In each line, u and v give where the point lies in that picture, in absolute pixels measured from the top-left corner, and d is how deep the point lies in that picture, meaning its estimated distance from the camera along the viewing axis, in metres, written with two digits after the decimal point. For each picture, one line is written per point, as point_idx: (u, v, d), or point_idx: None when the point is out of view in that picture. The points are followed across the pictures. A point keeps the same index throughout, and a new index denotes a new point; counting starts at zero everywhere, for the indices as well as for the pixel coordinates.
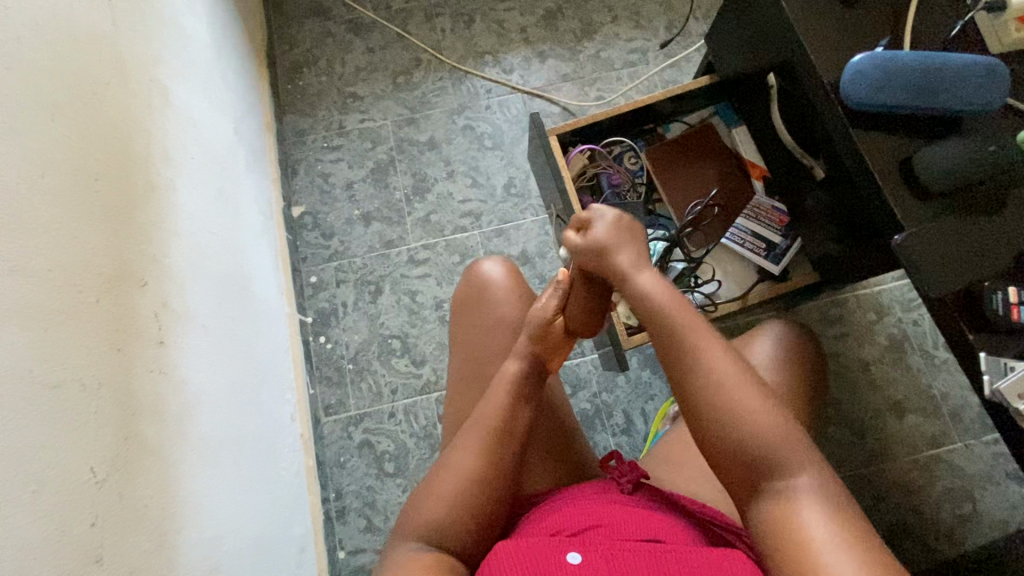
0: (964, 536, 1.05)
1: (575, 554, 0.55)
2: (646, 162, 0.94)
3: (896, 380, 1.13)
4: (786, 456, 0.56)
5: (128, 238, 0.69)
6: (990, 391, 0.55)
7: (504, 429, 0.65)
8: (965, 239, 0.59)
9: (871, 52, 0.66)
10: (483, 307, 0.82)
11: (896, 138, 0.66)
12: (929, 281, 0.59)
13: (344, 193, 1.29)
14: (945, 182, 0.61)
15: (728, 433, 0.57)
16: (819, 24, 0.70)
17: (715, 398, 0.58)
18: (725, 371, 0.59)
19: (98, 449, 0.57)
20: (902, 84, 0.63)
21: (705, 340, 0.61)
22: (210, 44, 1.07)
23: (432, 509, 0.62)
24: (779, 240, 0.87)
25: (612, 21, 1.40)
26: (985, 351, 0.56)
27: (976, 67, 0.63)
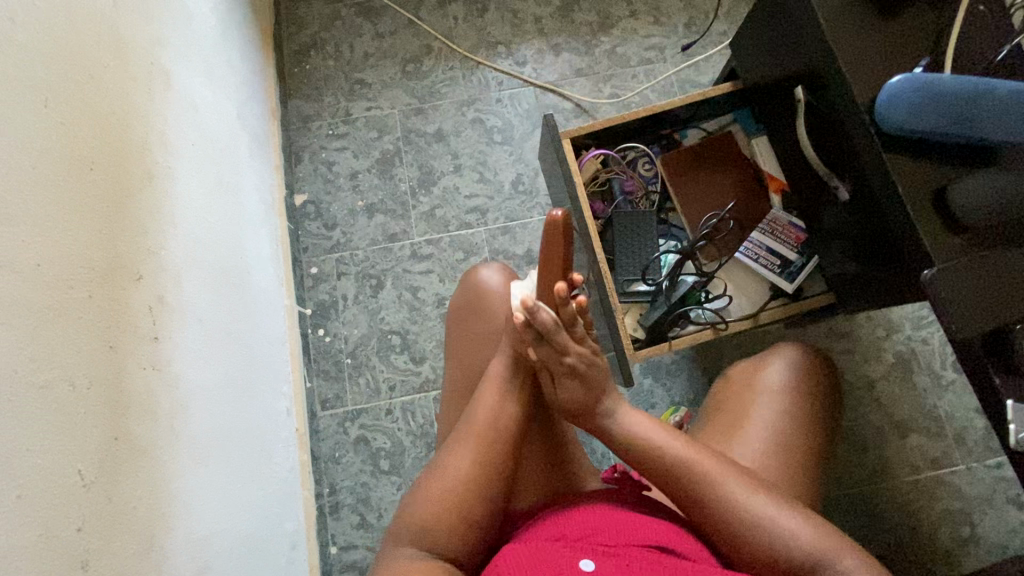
0: (961, 559, 1.05)
1: (588, 561, 0.53)
2: (661, 169, 0.91)
3: (901, 399, 1.11)
4: (820, 553, 0.56)
5: (123, 231, 0.66)
6: (1015, 441, 0.53)
7: (495, 431, 0.65)
8: (998, 276, 0.57)
9: (910, 74, 0.63)
10: (477, 312, 0.80)
11: (929, 164, 0.63)
12: (958, 317, 0.56)
13: (348, 183, 1.26)
14: (974, 217, 0.60)
15: (757, 554, 0.57)
16: (851, 36, 0.67)
17: (738, 529, 0.57)
18: (739, 491, 0.58)
19: (90, 450, 0.55)
20: (940, 110, 0.60)
21: (708, 466, 0.60)
22: (215, 25, 1.03)
23: (424, 511, 0.60)
24: (795, 257, 0.85)
25: (631, 16, 1.36)
26: (1012, 398, 0.54)
27: (1021, 96, 0.59)
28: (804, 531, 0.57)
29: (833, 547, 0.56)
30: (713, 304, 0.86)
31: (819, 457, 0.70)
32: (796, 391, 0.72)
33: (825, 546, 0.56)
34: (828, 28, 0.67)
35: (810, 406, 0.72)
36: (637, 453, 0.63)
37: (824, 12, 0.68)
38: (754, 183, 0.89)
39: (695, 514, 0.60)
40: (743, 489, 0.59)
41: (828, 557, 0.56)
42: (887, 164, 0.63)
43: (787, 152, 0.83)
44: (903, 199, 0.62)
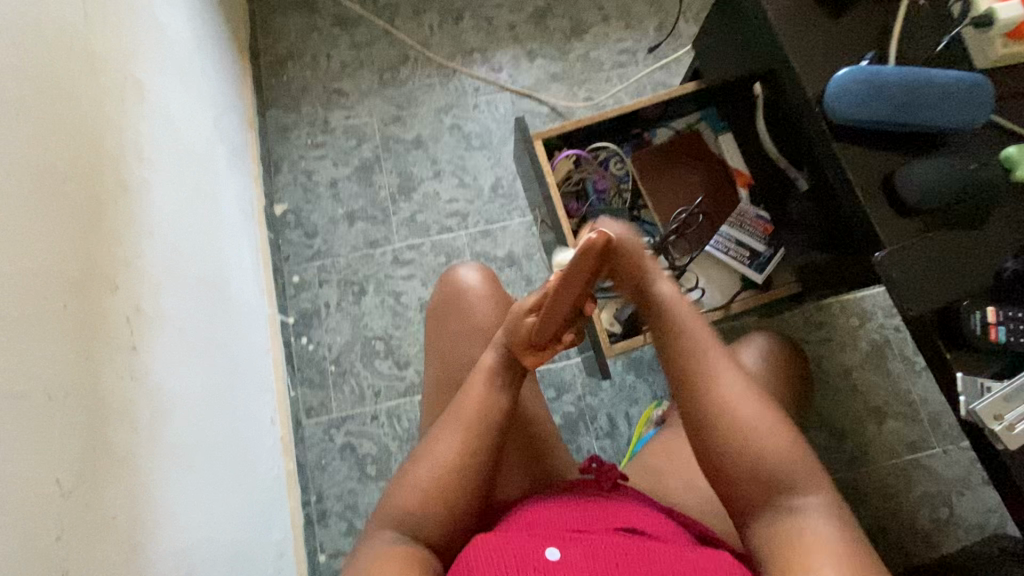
0: (941, 540, 1.07)
1: (554, 550, 0.54)
2: (632, 167, 0.93)
3: (876, 385, 1.14)
4: (795, 474, 0.56)
5: (98, 241, 0.66)
6: (965, 412, 0.55)
7: (483, 420, 0.65)
8: (947, 258, 0.60)
9: (857, 67, 0.66)
10: (462, 307, 0.81)
11: (881, 153, 0.65)
12: (911, 298, 0.59)
13: (327, 191, 1.27)
14: (928, 199, 0.61)
15: (736, 451, 0.57)
16: (805, 33, 0.69)
17: (722, 418, 0.58)
18: (735, 388, 0.59)
19: (68, 458, 0.55)
20: (886, 101, 0.63)
21: (715, 360, 0.61)
22: (189, 37, 1.04)
23: (407, 500, 0.61)
24: (763, 249, 0.87)
25: (603, 21, 1.39)
26: (961, 371, 0.57)
27: (960, 84, 0.63)
28: (786, 450, 0.57)
29: (807, 476, 0.56)
30: (686, 297, 0.89)
31: None
32: (767, 377, 0.74)
33: (800, 475, 0.57)
34: (783, 26, 0.69)
35: (780, 391, 0.74)
36: (664, 324, 0.64)
37: (774, 11, 0.70)
38: (721, 176, 0.92)
39: (687, 396, 0.61)
40: (745, 391, 0.59)
41: (797, 482, 0.56)
42: (839, 155, 0.65)
43: (752, 148, 0.86)
44: (855, 186, 0.64)
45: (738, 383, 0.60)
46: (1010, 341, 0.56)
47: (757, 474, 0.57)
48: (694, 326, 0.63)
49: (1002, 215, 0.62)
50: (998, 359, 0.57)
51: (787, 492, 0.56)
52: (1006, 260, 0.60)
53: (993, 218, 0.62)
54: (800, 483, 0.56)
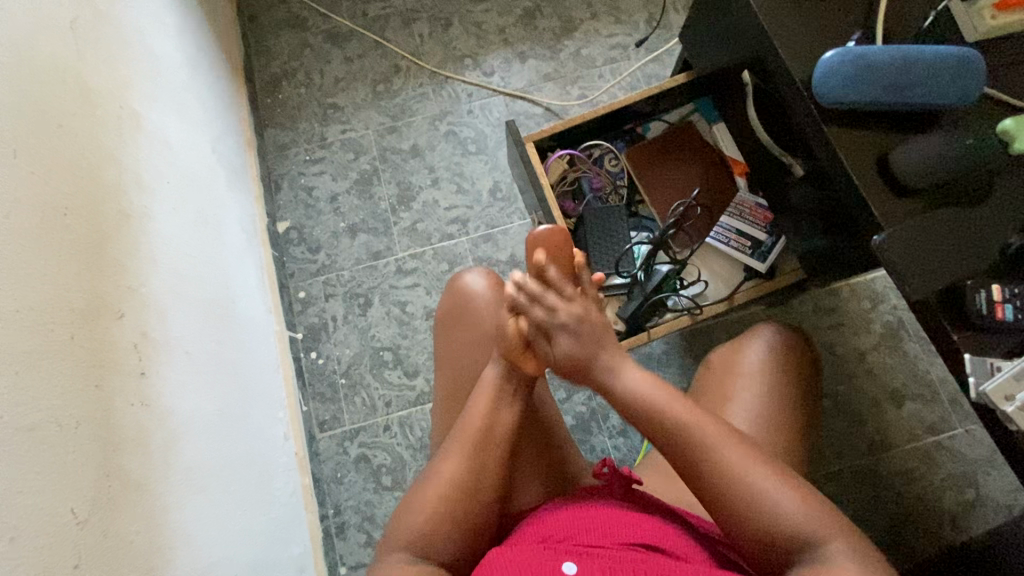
0: (970, 522, 1.05)
1: (571, 563, 0.55)
2: (626, 164, 0.93)
3: (893, 368, 1.12)
4: (812, 528, 0.55)
5: (102, 272, 0.68)
6: (975, 394, 0.54)
7: (487, 439, 0.65)
8: (950, 236, 0.59)
9: (843, 48, 0.65)
10: (465, 318, 0.81)
11: (874, 133, 0.64)
12: (912, 280, 0.58)
13: (328, 206, 1.28)
14: (924, 178, 0.60)
15: (752, 525, 0.55)
16: (790, 18, 0.68)
17: (739, 492, 0.56)
18: (736, 458, 0.57)
19: (81, 488, 0.56)
20: (875, 80, 0.62)
21: (713, 432, 0.59)
22: (183, 64, 1.05)
23: (413, 521, 0.61)
24: (764, 237, 0.87)
25: (592, 17, 1.38)
26: (969, 352, 0.55)
27: (949, 61, 0.62)
28: (800, 505, 0.55)
29: (825, 524, 0.55)
30: (689, 291, 0.89)
31: (802, 432, 0.72)
32: (774, 370, 0.73)
33: (821, 524, 0.55)
34: (766, 11, 0.68)
35: (788, 382, 0.73)
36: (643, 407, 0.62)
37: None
38: (716, 167, 0.92)
39: (692, 479, 0.59)
40: (743, 455, 0.57)
41: (820, 536, 0.54)
42: (830, 139, 0.64)
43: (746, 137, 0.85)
44: (850, 169, 0.63)
45: (736, 447, 0.58)
46: (1020, 318, 0.55)
47: (772, 536, 0.55)
48: (678, 405, 0.61)
49: (1007, 186, 0.60)
50: (1008, 338, 0.56)
51: (807, 549, 0.55)
52: (1012, 235, 0.58)
53: (998, 190, 0.60)
54: (819, 531, 0.55)
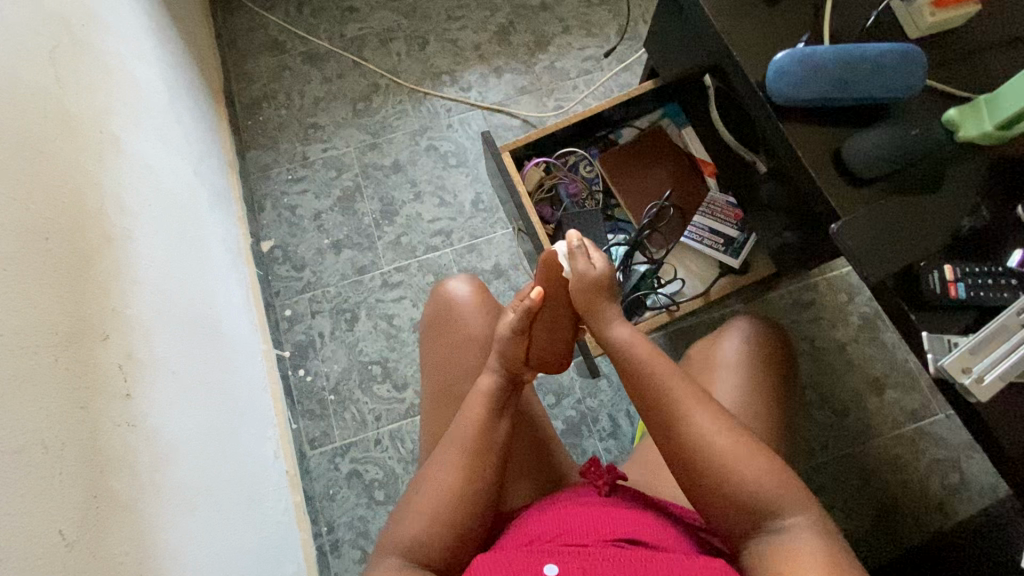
0: (956, 506, 1.06)
1: (552, 565, 0.55)
2: (600, 169, 0.95)
3: (872, 358, 1.15)
4: (777, 499, 0.57)
5: (86, 294, 0.68)
6: (935, 368, 0.56)
7: (482, 446, 0.66)
8: (905, 221, 0.62)
9: (793, 49, 0.68)
10: (451, 322, 0.82)
11: (829, 129, 0.67)
12: (869, 263, 0.60)
13: (312, 223, 1.29)
14: (874, 168, 0.63)
15: (710, 488, 0.59)
16: (744, 24, 0.72)
17: (700, 453, 0.59)
18: (707, 424, 0.60)
19: (69, 510, 0.56)
20: (823, 78, 0.65)
21: (681, 394, 0.63)
22: (162, 90, 1.07)
23: (410, 529, 0.62)
24: (736, 234, 0.90)
25: (564, 31, 1.42)
26: (928, 330, 0.58)
27: (890, 55, 0.65)
28: (767, 475, 0.58)
29: (790, 498, 0.57)
30: (668, 289, 0.91)
31: (783, 421, 0.73)
32: (751, 363, 0.75)
33: (787, 498, 0.57)
34: (722, 17, 0.72)
35: (766, 374, 0.74)
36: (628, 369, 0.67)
37: (712, 6, 0.72)
38: (686, 170, 0.95)
39: (666, 441, 0.62)
40: (713, 423, 0.60)
41: (785, 507, 0.57)
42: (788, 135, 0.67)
43: (713, 138, 0.88)
44: (806, 164, 0.66)
45: (711, 415, 0.61)
46: (973, 296, 0.57)
47: (738, 500, 0.57)
48: (658, 367, 0.65)
49: (958, 172, 0.64)
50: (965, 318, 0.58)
51: (771, 517, 0.57)
52: (964, 219, 0.62)
53: (949, 176, 0.63)
54: (785, 505, 0.57)
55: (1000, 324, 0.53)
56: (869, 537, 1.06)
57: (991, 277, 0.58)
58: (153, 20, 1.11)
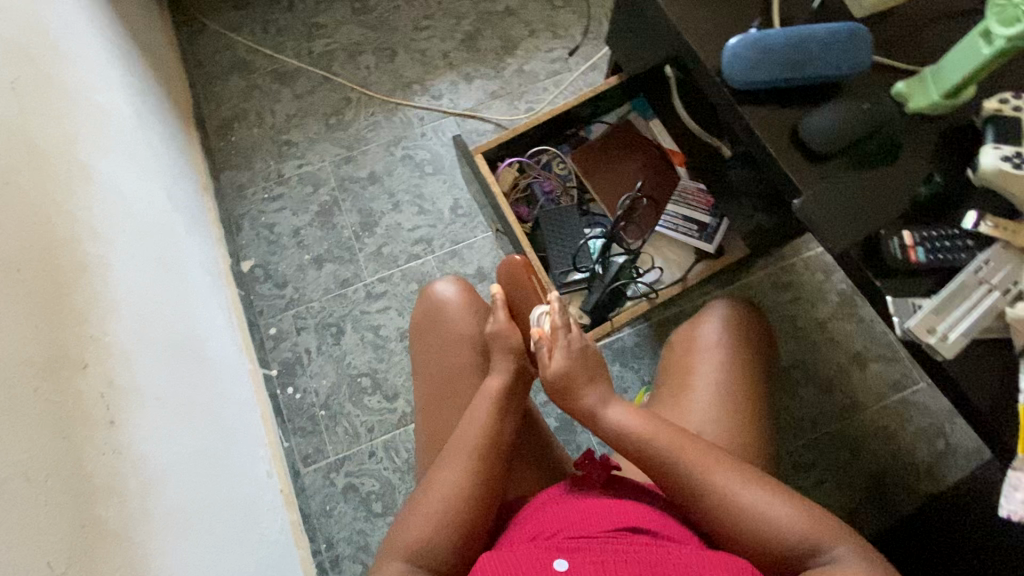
0: (944, 471, 1.09)
1: (563, 560, 0.55)
2: (573, 165, 0.97)
3: (852, 333, 1.17)
4: (814, 536, 0.57)
5: (63, 323, 0.67)
6: (901, 332, 0.59)
7: (493, 443, 0.67)
8: (861, 192, 0.65)
9: (744, 35, 0.70)
10: (442, 322, 0.83)
11: (787, 109, 0.69)
12: (828, 235, 0.64)
13: (292, 240, 1.29)
14: (836, 141, 0.65)
15: (743, 542, 0.59)
16: (697, 13, 0.74)
17: (727, 513, 0.59)
18: (724, 481, 0.60)
19: (57, 541, 0.55)
20: (774, 62, 0.67)
21: (691, 457, 0.62)
22: (130, 116, 1.06)
23: (419, 527, 0.61)
24: (709, 220, 0.91)
25: (531, 35, 1.44)
26: (892, 294, 0.61)
27: (839, 36, 0.67)
28: (796, 519, 0.58)
29: (825, 531, 0.57)
30: (646, 278, 0.93)
31: (766, 394, 0.75)
32: (731, 342, 0.76)
33: (822, 531, 0.57)
34: (676, 10, 0.74)
35: (747, 355, 0.76)
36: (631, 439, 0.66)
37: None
38: (657, 160, 0.96)
39: (689, 507, 0.62)
40: (728, 480, 0.60)
41: (825, 544, 0.57)
42: (750, 120, 0.69)
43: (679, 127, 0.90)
44: (768, 146, 0.68)
45: (722, 469, 0.61)
46: (932, 259, 0.60)
47: (778, 549, 0.57)
48: (661, 433, 0.64)
49: (912, 142, 0.66)
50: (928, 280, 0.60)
51: (813, 555, 0.57)
52: (921, 186, 0.65)
53: (906, 145, 0.66)
54: (822, 539, 0.57)
55: (960, 282, 0.58)
56: (861, 510, 1.08)
57: (948, 241, 0.61)
58: (117, 47, 1.11)
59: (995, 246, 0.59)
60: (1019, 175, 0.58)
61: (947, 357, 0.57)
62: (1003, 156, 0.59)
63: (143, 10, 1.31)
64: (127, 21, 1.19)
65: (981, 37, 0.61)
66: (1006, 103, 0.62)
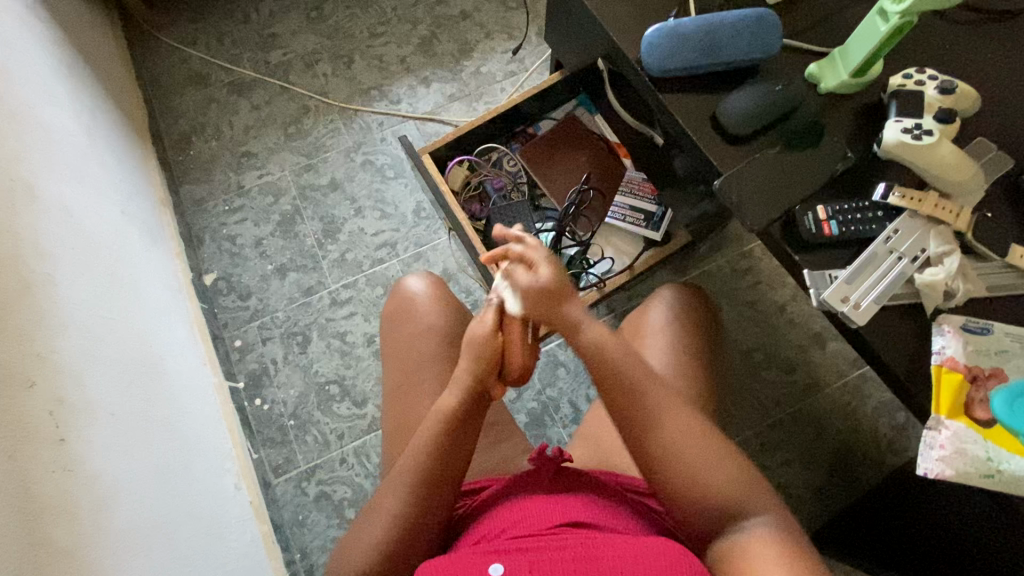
0: (905, 444, 1.12)
1: (497, 564, 0.54)
2: (522, 161, 1.00)
3: (811, 314, 1.19)
4: (743, 499, 0.58)
5: (7, 343, 0.66)
6: (818, 302, 0.62)
7: (435, 474, 0.62)
8: (783, 170, 0.67)
9: (661, 24, 0.72)
10: (408, 317, 0.83)
11: (708, 95, 0.72)
12: (751, 214, 0.65)
13: (254, 251, 1.28)
14: (751, 123, 0.68)
15: (673, 483, 0.59)
16: (622, 6, 0.76)
17: (664, 438, 0.60)
18: (672, 415, 0.61)
19: (6, 561, 0.54)
20: (689, 49, 0.70)
21: (644, 379, 0.63)
22: (80, 133, 1.05)
23: (360, 555, 0.60)
24: (654, 209, 0.95)
25: (486, 37, 1.46)
26: (810, 268, 0.64)
27: (746, 20, 0.70)
28: (733, 480, 0.58)
29: (756, 498, 0.58)
30: (597, 268, 0.96)
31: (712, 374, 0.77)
32: (676, 325, 0.78)
33: (751, 499, 0.58)
34: (602, 4, 0.76)
35: (691, 339, 0.78)
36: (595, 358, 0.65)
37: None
38: (603, 153, 0.99)
39: (630, 426, 0.62)
40: (681, 424, 0.61)
41: (749, 508, 0.57)
42: (670, 106, 0.71)
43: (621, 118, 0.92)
44: (690, 131, 0.71)
45: (679, 411, 0.62)
46: (845, 231, 0.64)
47: (705, 499, 0.58)
48: (622, 357, 0.65)
49: (829, 121, 0.69)
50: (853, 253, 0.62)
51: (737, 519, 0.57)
52: (840, 163, 0.67)
53: (827, 125, 0.69)
54: (749, 505, 0.57)
55: (872, 252, 0.62)
56: (827, 486, 1.10)
57: (860, 213, 0.64)
58: (63, 64, 1.09)
59: (902, 215, 0.63)
60: (917, 145, 0.62)
61: (861, 324, 0.60)
62: (903, 129, 0.63)
63: (91, 26, 1.30)
64: (74, 37, 1.18)
65: (879, 16, 0.63)
66: (909, 79, 0.66)
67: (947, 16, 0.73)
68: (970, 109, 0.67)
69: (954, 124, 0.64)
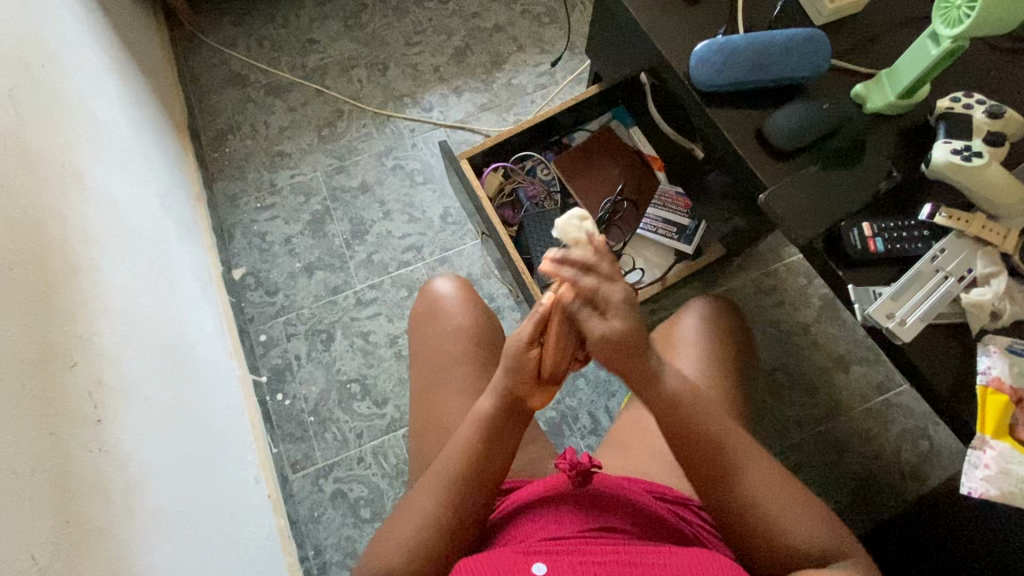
0: (928, 472, 1.10)
1: (541, 563, 0.54)
2: (556, 171, 1.02)
3: (835, 336, 1.19)
4: (820, 543, 0.59)
5: (52, 322, 0.68)
6: (862, 317, 0.63)
7: (473, 476, 0.63)
8: (822, 187, 0.68)
9: (710, 40, 0.74)
10: (438, 318, 0.84)
11: (749, 111, 0.74)
12: (794, 230, 0.67)
13: (283, 248, 1.30)
14: (796, 140, 0.69)
15: (749, 510, 0.60)
16: (665, 21, 0.78)
17: (734, 474, 0.61)
18: (744, 454, 0.62)
19: (41, 535, 0.55)
20: (737, 65, 0.71)
21: (720, 417, 0.63)
22: (125, 125, 1.09)
23: (394, 549, 0.61)
24: (687, 223, 0.98)
25: (519, 50, 1.49)
26: (853, 284, 0.65)
27: (797, 39, 0.71)
28: (809, 518, 0.60)
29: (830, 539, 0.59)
30: (628, 279, 0.99)
31: (742, 390, 0.78)
32: (708, 339, 0.80)
33: (824, 535, 0.59)
34: (644, 19, 0.78)
35: (724, 360, 0.79)
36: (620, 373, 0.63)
37: (637, 7, 0.78)
38: (637, 166, 1.01)
39: (701, 448, 0.62)
40: (756, 460, 0.62)
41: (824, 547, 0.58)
42: (715, 121, 0.73)
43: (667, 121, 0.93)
44: (733, 145, 0.72)
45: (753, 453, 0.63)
46: (889, 249, 0.64)
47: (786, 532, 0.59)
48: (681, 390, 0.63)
49: (873, 142, 0.71)
50: (884, 267, 0.65)
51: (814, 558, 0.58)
52: (882, 181, 0.68)
53: (870, 144, 0.70)
54: (824, 545, 0.59)
55: (918, 271, 0.62)
56: (847, 511, 1.08)
57: (904, 232, 0.65)
58: (112, 59, 1.13)
59: (949, 235, 0.64)
60: (966, 166, 0.63)
61: (906, 340, 0.60)
62: (953, 150, 0.64)
63: (139, 25, 1.34)
64: (123, 34, 1.22)
65: (930, 40, 0.64)
66: (957, 102, 0.67)
67: (988, 42, 0.74)
68: (1017, 134, 0.67)
69: (1005, 146, 0.64)
